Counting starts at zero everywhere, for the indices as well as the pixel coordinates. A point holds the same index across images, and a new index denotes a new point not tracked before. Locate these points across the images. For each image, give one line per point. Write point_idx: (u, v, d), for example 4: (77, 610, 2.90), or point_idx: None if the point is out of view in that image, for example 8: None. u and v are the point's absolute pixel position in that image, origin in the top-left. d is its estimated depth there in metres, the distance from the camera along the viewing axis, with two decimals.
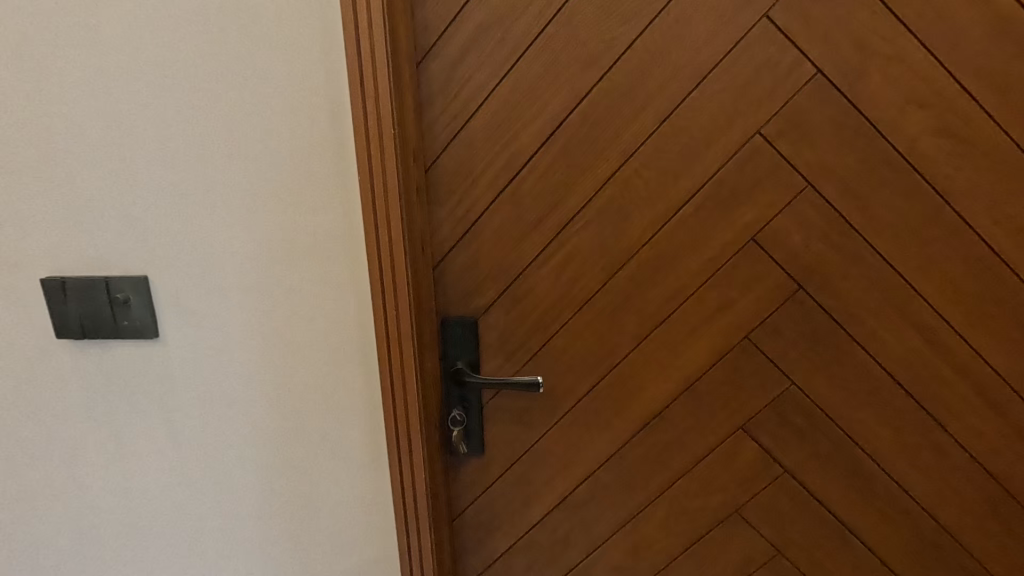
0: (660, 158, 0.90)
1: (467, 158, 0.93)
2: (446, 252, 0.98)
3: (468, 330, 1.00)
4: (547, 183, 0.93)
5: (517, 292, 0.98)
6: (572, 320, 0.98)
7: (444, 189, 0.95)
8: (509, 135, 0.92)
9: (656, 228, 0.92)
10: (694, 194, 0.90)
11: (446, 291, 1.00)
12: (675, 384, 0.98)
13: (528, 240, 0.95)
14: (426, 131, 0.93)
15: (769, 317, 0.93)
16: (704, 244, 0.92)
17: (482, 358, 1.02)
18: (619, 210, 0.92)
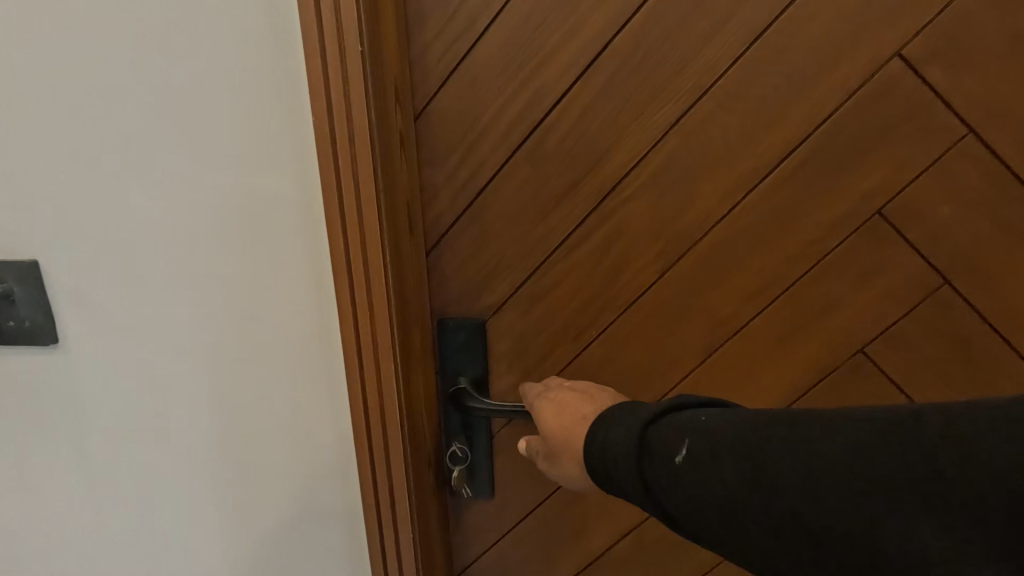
0: (746, 97, 0.63)
1: (473, 100, 0.68)
2: (444, 232, 0.73)
3: (473, 338, 0.75)
4: (580, 134, 0.67)
5: (539, 286, 0.73)
6: (614, 324, 0.72)
7: (442, 144, 0.70)
8: (529, 68, 0.66)
9: (736, 198, 0.66)
10: (795, 150, 0.64)
11: (445, 285, 0.75)
12: (754, 413, 0.72)
13: (554, 216, 0.70)
14: (416, 63, 0.68)
15: (895, 324, 0.67)
16: (805, 222, 0.65)
17: (490, 375, 0.77)
18: (683, 172, 0.66)
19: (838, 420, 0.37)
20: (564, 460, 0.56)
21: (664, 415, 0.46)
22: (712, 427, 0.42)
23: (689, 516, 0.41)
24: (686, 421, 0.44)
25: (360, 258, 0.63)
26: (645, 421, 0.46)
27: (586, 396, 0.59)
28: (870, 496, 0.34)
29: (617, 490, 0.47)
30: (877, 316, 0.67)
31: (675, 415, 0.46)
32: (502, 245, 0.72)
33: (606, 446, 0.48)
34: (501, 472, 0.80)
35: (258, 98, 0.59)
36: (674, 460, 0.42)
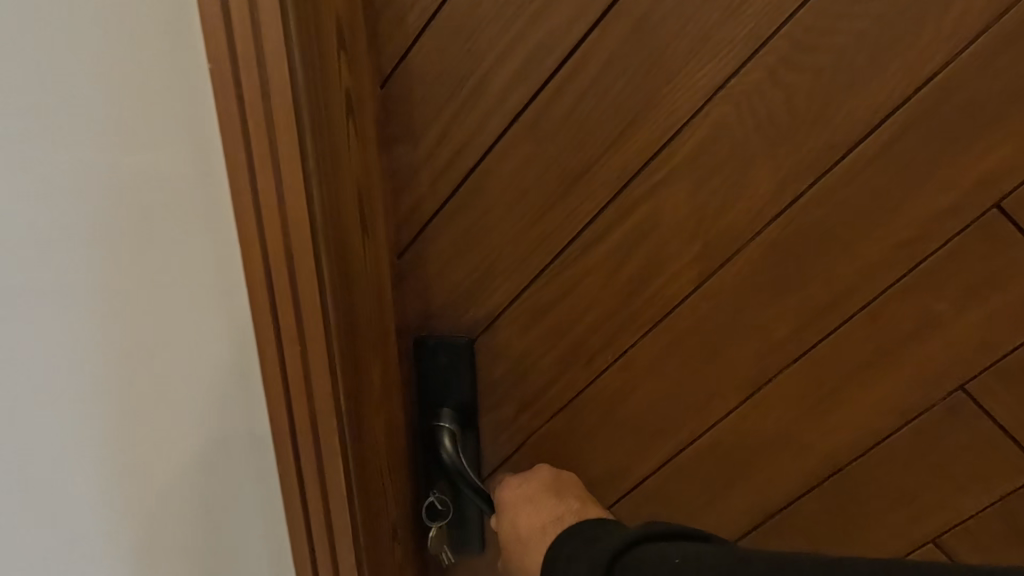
0: (821, 48, 0.47)
1: (457, 55, 0.52)
2: (421, 227, 0.57)
3: (456, 362, 0.59)
4: (597, 101, 0.51)
5: (541, 296, 0.57)
6: (635, 346, 0.57)
7: (417, 112, 0.54)
8: (530, 13, 0.50)
9: (801, 188, 0.50)
10: (884, 123, 0.47)
11: (423, 294, 0.59)
12: (814, 456, 0.58)
13: (560, 208, 0.54)
14: (383, 6, 0.52)
15: (1007, 350, 0.51)
16: (894, 219, 0.49)
17: (481, 407, 0.61)
18: (732, 152, 0.50)
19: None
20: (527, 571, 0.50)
21: (633, 542, 0.38)
22: (692, 574, 0.33)
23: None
24: (659, 559, 0.35)
25: (283, 268, 0.45)
26: (611, 552, 0.38)
27: (552, 499, 0.52)
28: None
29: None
30: (983, 340, 0.51)
31: (649, 547, 0.37)
32: (494, 245, 0.56)
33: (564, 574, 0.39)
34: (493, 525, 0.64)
35: (122, 63, 0.37)
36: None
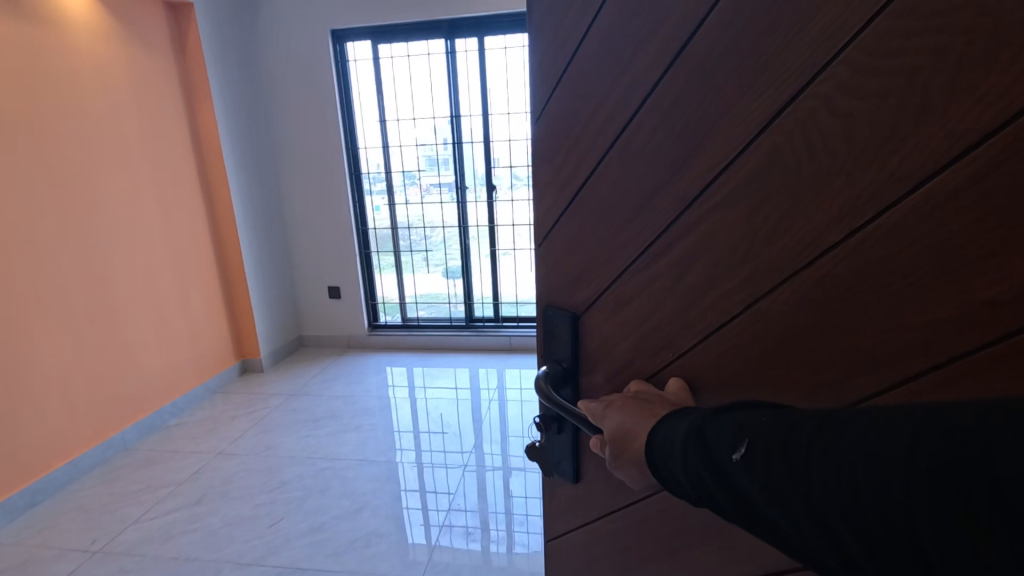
0: (883, 73, 0.42)
1: (571, 105, 0.67)
2: (548, 232, 0.75)
3: (565, 328, 0.77)
4: (667, 134, 0.56)
5: (623, 290, 0.67)
6: (694, 350, 0.61)
7: (545, 149, 0.72)
8: (622, 65, 0.59)
9: (856, 225, 0.46)
10: (949, 168, 0.41)
11: (548, 283, 0.78)
12: None
13: (636, 223, 0.63)
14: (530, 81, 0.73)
15: None
16: (976, 269, 0.40)
17: (579, 372, 0.77)
18: (781, 188, 0.50)
19: (867, 414, 0.37)
20: (628, 464, 0.56)
21: (721, 412, 0.48)
22: (772, 427, 0.42)
23: (752, 515, 0.42)
24: (747, 420, 0.44)
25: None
26: (705, 414, 0.48)
27: (643, 405, 0.58)
28: (893, 486, 0.33)
29: (688, 494, 0.48)
30: None
31: (739, 412, 0.46)
32: (587, 246, 0.70)
33: (665, 438, 0.50)
34: (582, 460, 0.82)
35: None
36: (729, 458, 0.43)
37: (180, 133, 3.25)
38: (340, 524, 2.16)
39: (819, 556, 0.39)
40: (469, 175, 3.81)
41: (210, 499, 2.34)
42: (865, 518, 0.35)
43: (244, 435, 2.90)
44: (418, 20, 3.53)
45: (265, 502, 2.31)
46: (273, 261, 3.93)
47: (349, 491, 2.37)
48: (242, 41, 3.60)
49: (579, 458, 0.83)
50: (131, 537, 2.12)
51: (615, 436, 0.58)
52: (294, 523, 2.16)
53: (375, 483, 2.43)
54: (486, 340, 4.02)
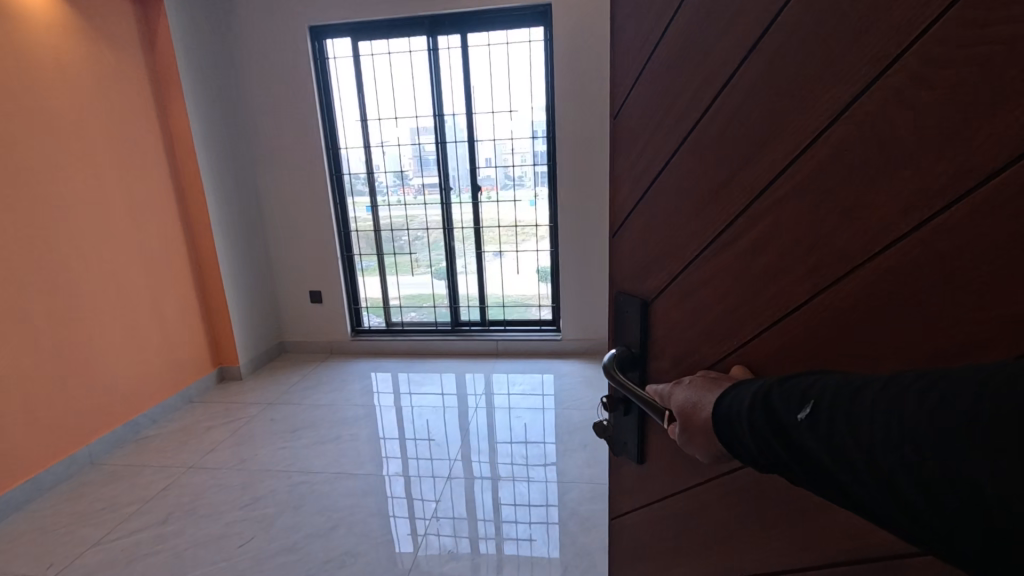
0: (957, 62, 0.37)
1: (651, 97, 0.69)
2: (625, 219, 0.79)
3: (635, 313, 0.79)
4: (741, 126, 0.55)
5: (690, 279, 0.67)
6: (755, 342, 0.58)
7: (626, 140, 0.76)
8: (700, 57, 0.59)
9: (913, 224, 0.41)
10: (1014, 164, 0.35)
11: (623, 269, 0.82)
12: None
13: (708, 212, 0.62)
14: (616, 78, 0.77)
15: None
16: None
17: (648, 356, 0.79)
18: (849, 180, 0.45)
19: (939, 371, 0.35)
20: (696, 437, 0.56)
21: (787, 377, 0.46)
22: (840, 387, 0.40)
23: (820, 477, 0.41)
24: (814, 383, 0.42)
25: None
26: (771, 379, 0.46)
27: (710, 380, 0.58)
28: (958, 436, 0.32)
29: (754, 460, 0.47)
30: None
31: (805, 376, 0.44)
32: (657, 234, 0.72)
33: (732, 402, 0.49)
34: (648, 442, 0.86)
35: None
36: (795, 418, 0.42)
37: (150, 133, 3.11)
38: (314, 543, 2.04)
39: (889, 518, 0.37)
40: (453, 176, 3.74)
41: (177, 518, 2.22)
42: (930, 472, 0.33)
43: (217, 449, 2.77)
44: (399, 17, 3.45)
45: (237, 520, 2.19)
46: (252, 265, 3.80)
47: (326, 507, 2.24)
48: (215, 38, 3.47)
49: (644, 440, 0.87)
50: (92, 561, 1.99)
51: (683, 411, 0.58)
52: (266, 543, 2.04)
53: (353, 497, 2.31)
54: (472, 344, 3.94)
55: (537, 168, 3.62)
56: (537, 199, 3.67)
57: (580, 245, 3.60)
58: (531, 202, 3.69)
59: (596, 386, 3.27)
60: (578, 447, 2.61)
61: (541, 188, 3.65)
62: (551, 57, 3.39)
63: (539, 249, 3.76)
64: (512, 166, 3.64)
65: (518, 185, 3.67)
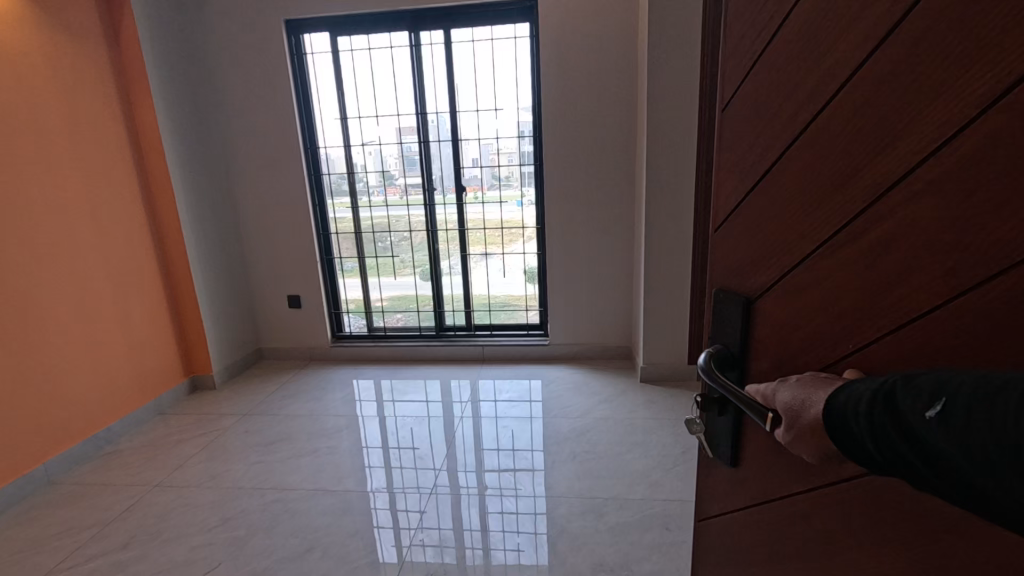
0: None
1: (764, 88, 0.66)
2: (728, 215, 0.77)
3: (735, 312, 0.76)
4: (870, 117, 0.50)
5: (798, 279, 0.63)
6: (870, 349, 0.53)
7: (733, 134, 0.74)
8: (822, 45, 0.56)
9: None
10: None
11: (724, 267, 0.80)
12: None
13: (825, 208, 0.58)
14: (726, 71, 0.75)
15: None
16: None
17: (747, 357, 0.75)
18: (1014, 177, 0.40)
19: None
20: (804, 436, 0.54)
21: (912, 375, 0.44)
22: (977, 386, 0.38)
23: (953, 479, 0.40)
24: (948, 382, 0.41)
25: None
26: (893, 378, 0.45)
27: (823, 380, 0.55)
28: None
29: (876, 462, 0.46)
30: None
31: (934, 374, 0.42)
32: (763, 230, 0.70)
33: (847, 399, 0.48)
34: (743, 444, 0.80)
35: None
36: (924, 417, 0.41)
37: (115, 130, 2.94)
38: (284, 568, 1.91)
39: None
40: (436, 177, 3.62)
41: (139, 542, 2.07)
42: None
43: (187, 464, 2.62)
44: (380, 11, 3.32)
45: (203, 544, 2.05)
46: (227, 269, 3.64)
47: (299, 528, 2.11)
48: (186, 32, 3.31)
49: (739, 444, 0.81)
50: None
51: (790, 409, 0.56)
52: (233, 568, 1.91)
53: (328, 516, 2.18)
54: (457, 350, 3.82)
55: (524, 168, 3.52)
56: (523, 199, 3.56)
57: (569, 247, 3.50)
58: (518, 203, 3.58)
59: (588, 392, 3.17)
60: (567, 457, 2.50)
61: (528, 188, 3.55)
62: (537, 54, 3.28)
63: (526, 252, 3.65)
64: (498, 167, 3.53)
65: (504, 185, 3.56)
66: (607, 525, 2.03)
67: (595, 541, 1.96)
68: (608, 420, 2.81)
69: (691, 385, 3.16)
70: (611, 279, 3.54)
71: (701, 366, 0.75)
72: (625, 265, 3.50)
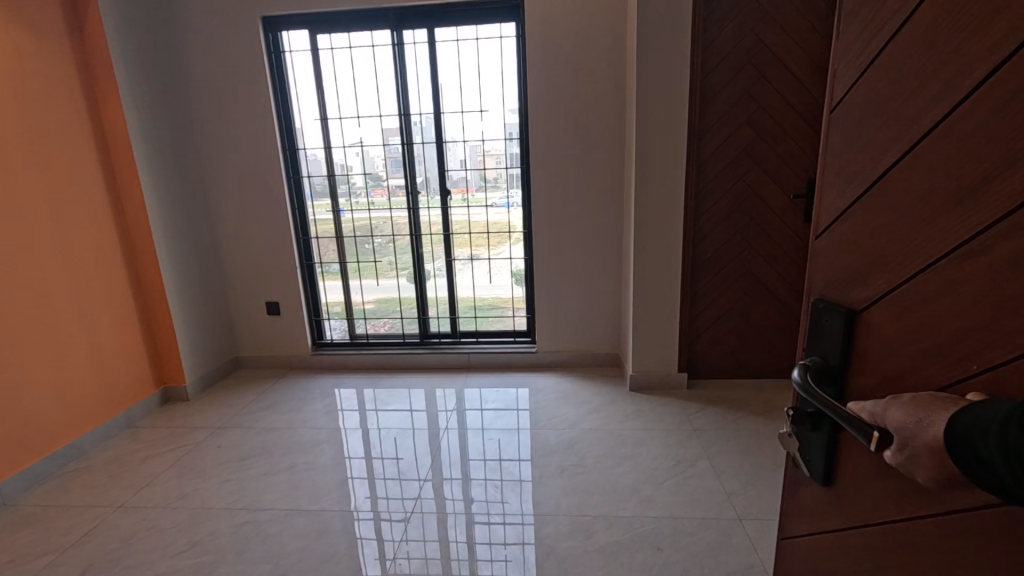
0: None
1: (883, 85, 0.61)
2: (833, 221, 0.72)
3: (835, 324, 0.72)
4: (1019, 120, 0.45)
5: (912, 293, 0.58)
6: (1002, 371, 0.49)
7: (844, 135, 0.69)
8: (956, 41, 0.51)
9: None
10: None
11: (826, 275, 0.75)
12: None
13: (949, 218, 0.53)
14: (839, 67, 0.70)
15: None
16: None
17: (849, 372, 0.70)
18: None
19: None
20: (922, 455, 0.51)
21: None
22: None
23: None
24: None
25: None
26: None
27: (944, 399, 0.52)
28: None
29: (1008, 491, 0.43)
30: None
31: None
32: (877, 237, 0.64)
33: (979, 417, 0.46)
34: (839, 461, 0.74)
35: None
36: None
37: (79, 129, 2.79)
38: None
39: None
40: (419, 179, 3.52)
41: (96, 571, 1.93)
42: None
43: (152, 484, 2.47)
44: (360, 9, 3.22)
45: (166, 571, 1.92)
46: (200, 276, 3.50)
47: (270, 553, 1.99)
48: (158, 28, 3.17)
49: (834, 463, 0.76)
50: None
51: (903, 426, 0.53)
52: None
53: (304, 538, 2.06)
54: (441, 358, 3.71)
55: (510, 170, 3.43)
56: (510, 201, 3.47)
57: (556, 252, 3.42)
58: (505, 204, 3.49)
59: (576, 401, 3.09)
60: (555, 471, 2.41)
61: (515, 191, 3.46)
62: (524, 55, 3.20)
63: (512, 257, 3.56)
64: (485, 169, 3.43)
65: (490, 187, 3.46)
66: (596, 545, 1.94)
67: (584, 563, 1.87)
68: (598, 430, 2.74)
69: (683, 392, 3.10)
70: (601, 284, 3.46)
71: (796, 378, 0.72)
72: (614, 270, 3.43)
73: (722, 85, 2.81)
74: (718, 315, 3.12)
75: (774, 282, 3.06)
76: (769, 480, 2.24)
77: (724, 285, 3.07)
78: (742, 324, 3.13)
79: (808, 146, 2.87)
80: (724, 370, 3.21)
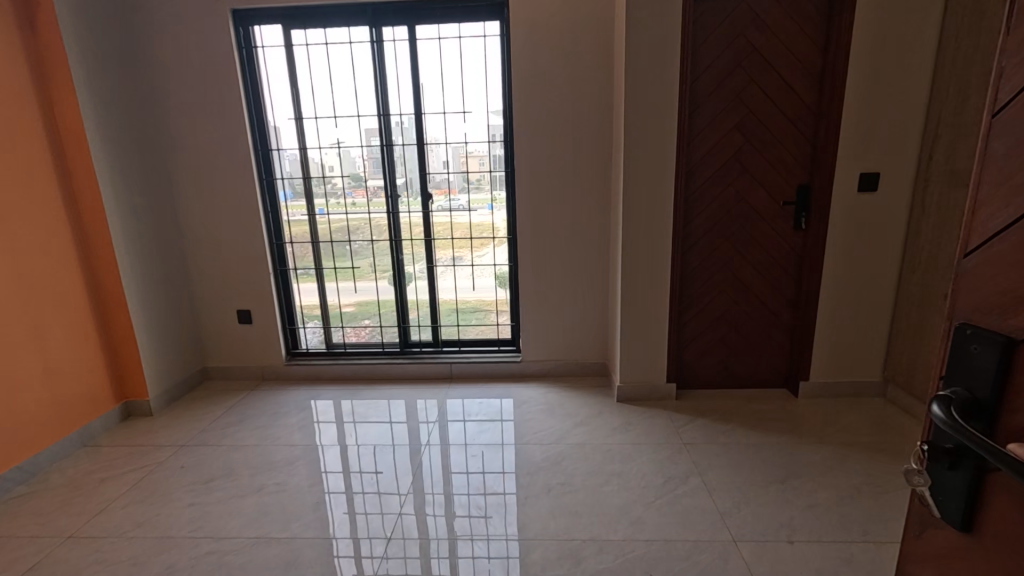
0: None
1: None
2: (988, 239, 0.62)
3: (985, 353, 0.61)
4: None
5: None
6: None
7: (1012, 139, 0.59)
8: None
9: None
10: None
11: (974, 301, 0.65)
12: None
13: None
14: (1007, 59, 0.60)
15: None
16: None
17: (1006, 409, 0.60)
18: None
19: None
20: None
21: None
22: None
23: None
24: None
25: None
26: None
27: None
28: None
29: None
30: None
31: None
32: None
33: None
34: (985, 509, 0.63)
35: None
36: None
37: (30, 126, 2.57)
38: None
39: None
40: (400, 182, 3.38)
41: None
42: None
43: (107, 510, 2.28)
44: (337, 3, 3.07)
45: None
46: (164, 283, 3.29)
47: None
48: (119, 19, 2.97)
49: (976, 511, 0.64)
50: None
51: None
52: None
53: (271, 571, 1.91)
54: (422, 367, 3.58)
55: (495, 173, 3.32)
56: (495, 203, 3.35)
57: (541, 258, 3.32)
58: (489, 207, 3.37)
59: (563, 414, 2.99)
60: (541, 491, 2.30)
61: (499, 193, 3.34)
62: (508, 54, 3.10)
63: (495, 262, 3.44)
64: (468, 171, 3.31)
65: (473, 189, 3.34)
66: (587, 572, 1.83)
67: None
68: (586, 445, 2.64)
69: (673, 403, 3.02)
70: (590, 291, 3.37)
71: (936, 412, 0.62)
72: (601, 277, 3.34)
73: (714, 89, 2.75)
74: (707, 324, 3.06)
75: (766, 290, 3.00)
76: (766, 497, 2.17)
77: (713, 293, 3.01)
78: (732, 332, 3.07)
79: (799, 153, 2.82)
80: (713, 379, 3.15)
